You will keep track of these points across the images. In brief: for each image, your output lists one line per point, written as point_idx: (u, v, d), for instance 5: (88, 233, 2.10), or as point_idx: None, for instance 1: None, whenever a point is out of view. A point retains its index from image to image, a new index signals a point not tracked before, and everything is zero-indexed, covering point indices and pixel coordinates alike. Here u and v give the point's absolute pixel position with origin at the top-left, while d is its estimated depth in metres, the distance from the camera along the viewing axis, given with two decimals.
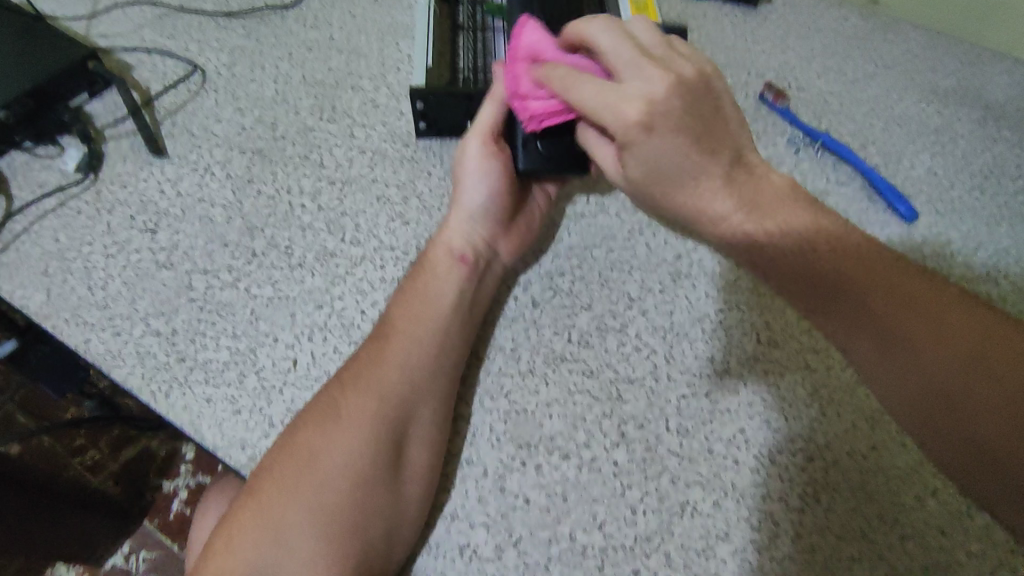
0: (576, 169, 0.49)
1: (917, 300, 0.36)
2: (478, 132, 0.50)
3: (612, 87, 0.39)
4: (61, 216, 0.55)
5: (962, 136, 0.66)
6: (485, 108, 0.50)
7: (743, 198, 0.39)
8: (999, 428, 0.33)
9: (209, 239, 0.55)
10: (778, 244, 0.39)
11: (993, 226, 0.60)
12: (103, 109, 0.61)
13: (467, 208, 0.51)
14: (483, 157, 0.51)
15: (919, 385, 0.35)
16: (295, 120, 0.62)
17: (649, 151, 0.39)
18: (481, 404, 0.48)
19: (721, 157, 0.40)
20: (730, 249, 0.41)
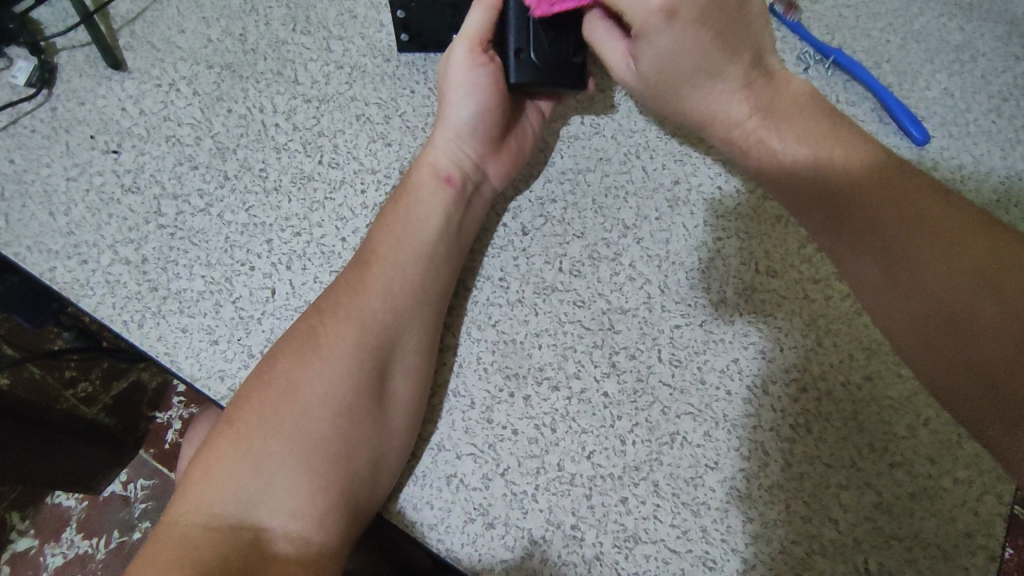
0: (572, 85, 0.46)
1: (925, 214, 0.36)
2: (465, 39, 0.46)
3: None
4: (16, 136, 0.51)
5: (983, 54, 0.61)
6: (473, 14, 0.46)
7: (757, 106, 0.43)
8: (1009, 351, 0.31)
9: (177, 162, 0.51)
10: (798, 164, 0.41)
11: (1007, 152, 0.57)
12: (52, 16, 0.55)
13: (454, 125, 0.48)
14: (471, 68, 0.46)
15: (925, 305, 0.34)
16: (266, 31, 0.57)
17: (664, 48, 0.41)
18: (468, 334, 0.46)
19: (741, 57, 0.41)
20: (749, 158, 0.45)
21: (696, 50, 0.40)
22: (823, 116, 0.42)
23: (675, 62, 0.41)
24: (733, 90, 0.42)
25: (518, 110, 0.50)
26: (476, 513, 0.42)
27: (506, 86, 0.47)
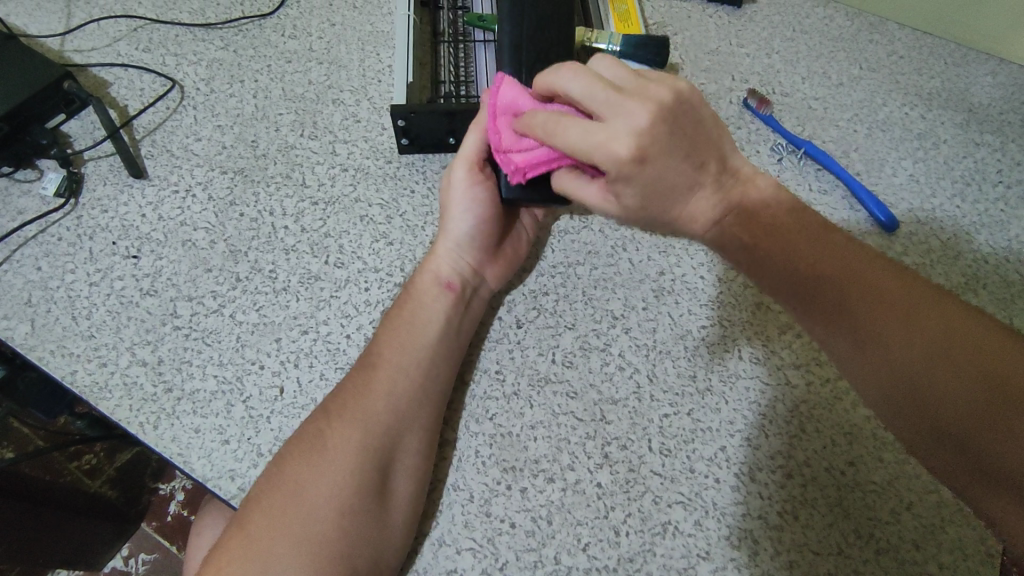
0: (560, 201, 0.49)
1: (886, 298, 0.37)
2: (465, 160, 0.50)
3: (597, 127, 0.39)
4: (43, 243, 0.55)
5: (944, 142, 0.66)
6: (469, 136, 0.49)
7: (727, 202, 0.42)
8: (976, 417, 0.33)
9: (193, 264, 0.55)
10: (765, 245, 0.41)
11: (973, 234, 0.61)
12: (81, 130, 0.61)
13: (455, 235, 0.51)
14: (471, 186, 0.50)
15: (891, 377, 0.36)
16: (276, 137, 0.62)
17: (643, 179, 0.39)
18: (467, 428, 0.48)
19: (707, 171, 0.41)
20: (716, 240, 0.43)
21: (672, 170, 0.39)
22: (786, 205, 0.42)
23: (653, 196, 0.40)
24: (709, 192, 0.41)
25: (514, 217, 0.54)
26: None
27: (502, 200, 0.51)
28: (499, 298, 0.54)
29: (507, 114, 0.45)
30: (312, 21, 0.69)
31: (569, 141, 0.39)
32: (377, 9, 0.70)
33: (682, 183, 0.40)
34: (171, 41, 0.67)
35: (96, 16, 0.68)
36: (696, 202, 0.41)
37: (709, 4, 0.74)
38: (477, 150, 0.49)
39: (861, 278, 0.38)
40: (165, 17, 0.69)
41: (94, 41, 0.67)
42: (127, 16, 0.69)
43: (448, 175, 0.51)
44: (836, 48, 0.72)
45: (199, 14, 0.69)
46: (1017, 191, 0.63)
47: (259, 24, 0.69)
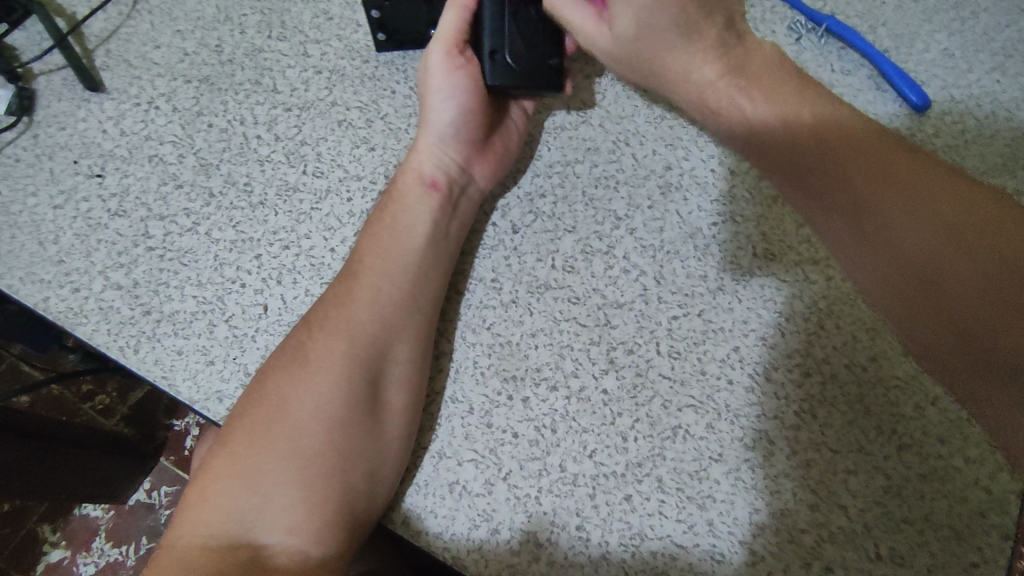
0: (549, 85, 0.45)
1: (901, 181, 0.33)
2: (441, 41, 0.45)
3: None
4: (1, 166, 0.51)
5: (986, 9, 0.59)
6: (446, 14, 0.45)
7: (730, 63, 0.37)
8: (982, 297, 0.29)
9: (162, 181, 0.51)
10: (772, 121, 0.37)
11: (1013, 111, 0.55)
12: (28, 41, 0.56)
13: (436, 129, 0.47)
14: (451, 71, 0.46)
15: (898, 267, 0.32)
16: (242, 40, 0.56)
17: None
18: (464, 338, 0.46)
19: (708, 27, 0.37)
20: (715, 114, 0.39)
21: None
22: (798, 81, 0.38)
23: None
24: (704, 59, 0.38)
25: (502, 109, 0.50)
26: (481, 520, 0.42)
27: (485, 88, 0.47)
28: (489, 201, 0.50)
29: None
30: None
31: None
32: None
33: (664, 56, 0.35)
34: None
35: None
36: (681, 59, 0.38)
37: None
38: (455, 31, 0.45)
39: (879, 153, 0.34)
40: None
41: None
42: None
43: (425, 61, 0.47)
44: None
45: None
46: None
47: None
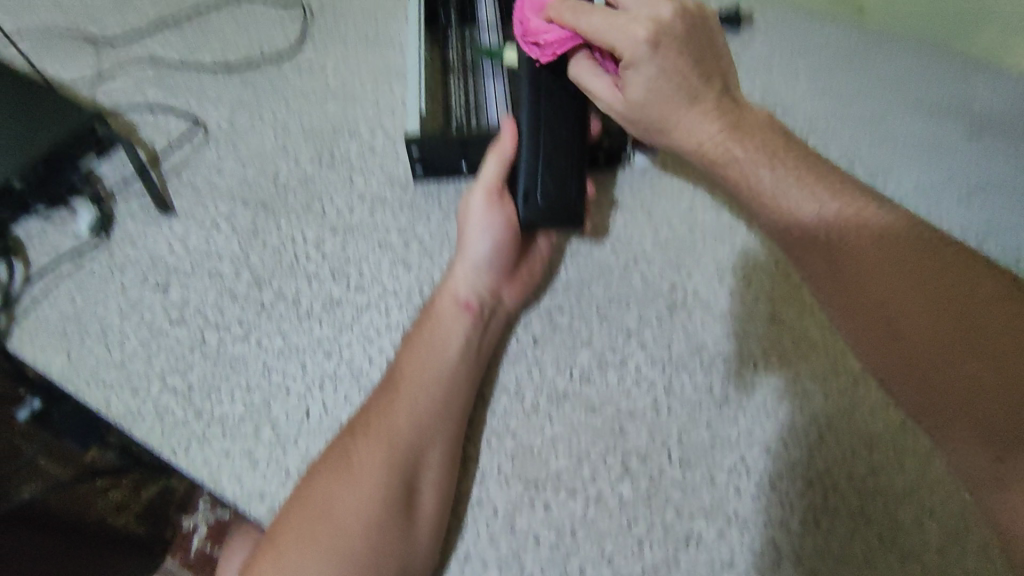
0: (573, 222, 0.52)
1: (928, 297, 0.37)
2: (483, 187, 0.52)
3: (618, 15, 0.46)
4: (77, 278, 0.58)
5: (949, 151, 0.67)
6: (489, 164, 0.52)
7: (728, 122, 0.46)
8: (1000, 401, 0.34)
9: (220, 293, 0.57)
10: (807, 229, 0.42)
11: (980, 241, 0.62)
12: (112, 170, 0.64)
13: (472, 257, 0.53)
14: (489, 210, 0.53)
15: (928, 375, 0.36)
16: (296, 170, 0.65)
17: (657, 60, 0.45)
18: (489, 444, 0.49)
19: (714, 83, 0.47)
20: (708, 168, 0.47)
21: (678, 62, 0.45)
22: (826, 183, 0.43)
23: (656, 94, 0.46)
24: (704, 113, 0.46)
25: (530, 239, 0.56)
26: None
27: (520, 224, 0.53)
28: (513, 319, 0.55)
29: (534, 6, 0.49)
30: (327, 58, 0.74)
31: (592, 23, 0.46)
32: (388, 45, 0.75)
33: (676, 113, 0.46)
34: (194, 82, 0.72)
35: (125, 64, 0.74)
36: (689, 120, 0.46)
37: None
38: (496, 176, 0.52)
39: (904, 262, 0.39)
40: (188, 60, 0.75)
41: (121, 85, 0.72)
42: (152, 63, 0.74)
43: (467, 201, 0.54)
44: (837, 62, 0.74)
45: (220, 57, 0.75)
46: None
47: (278, 64, 0.74)
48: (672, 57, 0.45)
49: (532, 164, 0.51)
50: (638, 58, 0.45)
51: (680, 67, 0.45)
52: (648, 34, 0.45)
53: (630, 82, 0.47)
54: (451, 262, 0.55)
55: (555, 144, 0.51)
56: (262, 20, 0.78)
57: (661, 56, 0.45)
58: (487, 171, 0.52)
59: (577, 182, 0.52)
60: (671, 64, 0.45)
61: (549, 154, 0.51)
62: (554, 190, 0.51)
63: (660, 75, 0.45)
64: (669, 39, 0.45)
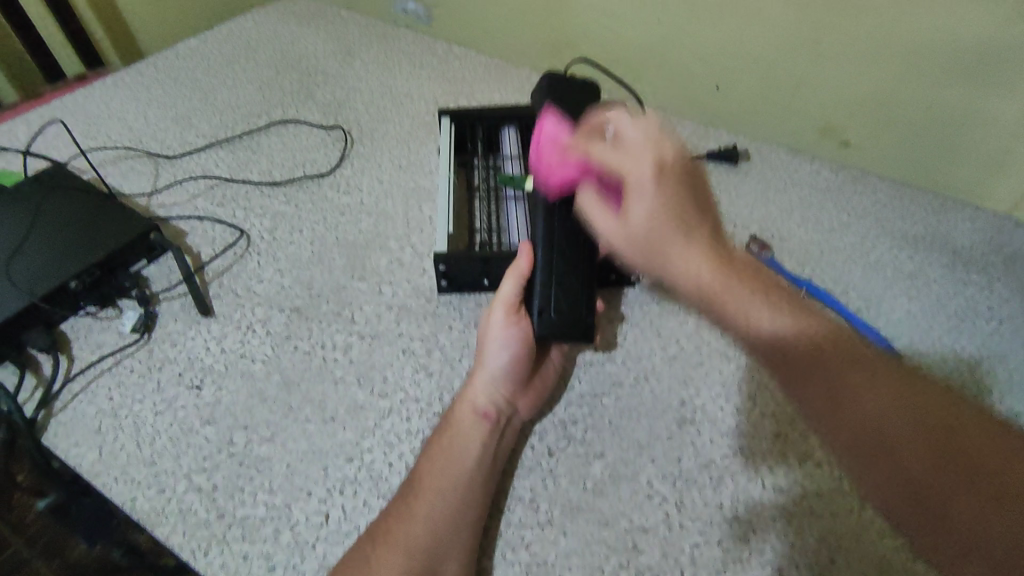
0: (584, 337, 0.56)
1: (898, 398, 0.35)
2: (501, 305, 0.57)
3: (625, 154, 0.46)
4: (116, 375, 0.61)
5: (934, 281, 0.72)
6: (506, 284, 0.57)
7: (716, 259, 0.41)
8: (978, 507, 0.31)
9: (250, 395, 0.60)
10: (760, 329, 0.40)
11: (974, 365, 0.65)
12: (158, 273, 0.69)
13: (490, 369, 0.56)
14: (506, 326, 0.56)
15: (904, 483, 0.34)
16: (329, 279, 0.70)
17: (657, 195, 0.43)
18: (504, 556, 0.50)
19: (707, 226, 0.43)
20: (696, 304, 0.42)
21: (679, 198, 0.43)
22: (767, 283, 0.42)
23: (654, 219, 0.43)
24: (699, 245, 0.42)
25: (543, 352, 0.60)
26: None
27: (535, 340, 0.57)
28: (528, 427, 0.57)
29: (551, 148, 0.56)
30: (364, 179, 0.82)
31: (598, 153, 0.48)
32: (420, 170, 0.83)
33: (672, 241, 0.42)
34: (242, 196, 0.79)
35: (180, 178, 0.82)
36: (688, 246, 0.42)
37: (709, 161, 0.88)
38: (513, 294, 0.57)
39: (858, 357, 0.37)
40: (237, 176, 0.82)
41: (176, 197, 0.79)
42: (205, 177, 0.82)
43: (486, 316, 0.58)
44: (824, 199, 0.83)
45: (266, 174, 0.82)
46: (1009, 326, 0.68)
47: (319, 182, 0.82)
48: (671, 192, 0.43)
49: (545, 287, 0.57)
50: (643, 174, 0.44)
51: (675, 199, 0.43)
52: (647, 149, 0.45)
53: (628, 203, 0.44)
54: (469, 373, 0.58)
55: (565, 270, 0.57)
56: (306, 146, 0.87)
57: (664, 192, 0.43)
58: (505, 290, 0.57)
59: (586, 299, 0.57)
60: (667, 187, 0.43)
61: (561, 279, 0.57)
62: (565, 309, 0.56)
63: (656, 204, 0.43)
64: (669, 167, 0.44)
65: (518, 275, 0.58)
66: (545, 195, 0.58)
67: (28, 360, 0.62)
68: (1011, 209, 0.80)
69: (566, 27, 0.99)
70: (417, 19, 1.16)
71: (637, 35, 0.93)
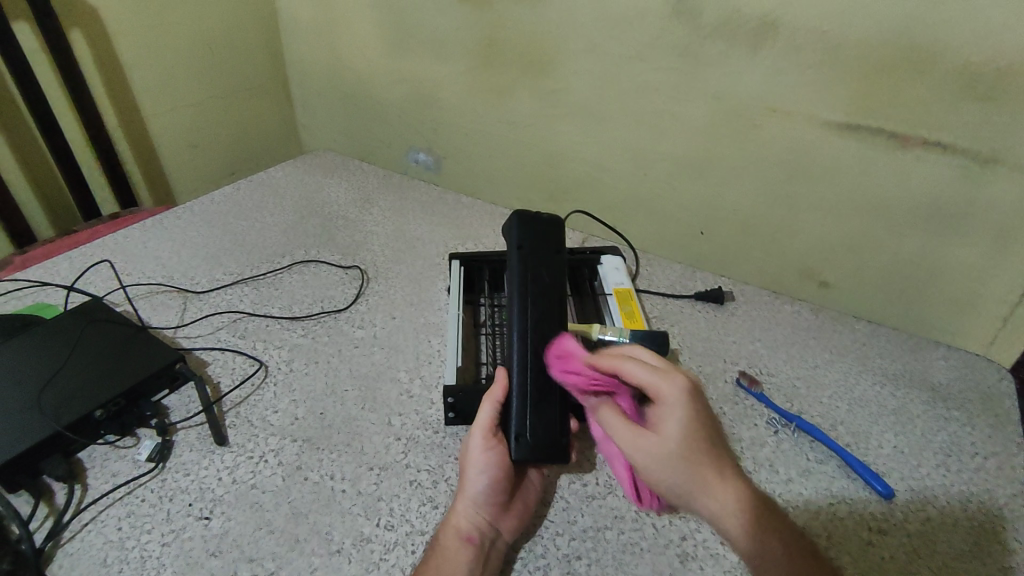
0: (560, 458, 0.59)
1: None
2: (479, 430, 0.60)
3: (660, 374, 0.53)
4: (127, 504, 0.62)
5: (918, 416, 0.76)
6: (483, 410, 0.60)
7: (743, 498, 0.49)
8: None
9: (258, 526, 0.60)
10: (784, 552, 0.47)
11: (965, 500, 0.66)
12: (179, 403, 0.73)
13: (471, 494, 0.58)
14: (484, 450, 0.59)
15: None
16: (341, 409, 0.73)
17: (691, 428, 0.50)
18: None
19: (727, 471, 0.50)
20: (727, 536, 0.48)
21: (703, 427, 0.51)
22: (788, 525, 0.49)
23: (692, 439, 0.50)
24: (721, 483, 0.49)
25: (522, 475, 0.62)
26: None
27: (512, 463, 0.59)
28: (516, 550, 0.59)
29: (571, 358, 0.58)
30: (378, 314, 0.89)
31: (637, 373, 0.53)
32: (429, 307, 0.90)
33: (698, 475, 0.49)
34: (263, 329, 0.85)
35: (206, 312, 0.88)
36: (714, 479, 0.49)
37: (697, 300, 0.96)
38: (490, 418, 0.60)
39: None
40: (259, 311, 0.89)
41: (201, 329, 0.84)
42: (231, 312, 0.88)
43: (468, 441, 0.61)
44: (805, 337, 0.89)
45: (287, 309, 0.89)
46: (995, 462, 0.71)
47: (335, 317, 0.88)
48: (699, 420, 0.51)
49: (521, 409, 0.59)
50: (667, 388, 0.52)
51: (705, 432, 0.51)
52: (679, 405, 0.51)
53: (651, 380, 0.53)
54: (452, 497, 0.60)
55: (539, 394, 0.59)
56: (326, 283, 0.95)
57: (687, 387, 0.52)
58: (484, 412, 0.61)
59: (561, 422, 0.60)
60: (696, 417, 0.51)
61: (534, 404, 0.59)
62: (540, 429, 0.59)
63: (688, 426, 0.50)
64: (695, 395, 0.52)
65: (493, 398, 0.61)
66: (522, 321, 0.61)
67: (43, 489, 0.63)
68: (985, 347, 0.86)
69: (564, 180, 1.12)
70: (430, 170, 1.30)
71: (627, 188, 1.05)
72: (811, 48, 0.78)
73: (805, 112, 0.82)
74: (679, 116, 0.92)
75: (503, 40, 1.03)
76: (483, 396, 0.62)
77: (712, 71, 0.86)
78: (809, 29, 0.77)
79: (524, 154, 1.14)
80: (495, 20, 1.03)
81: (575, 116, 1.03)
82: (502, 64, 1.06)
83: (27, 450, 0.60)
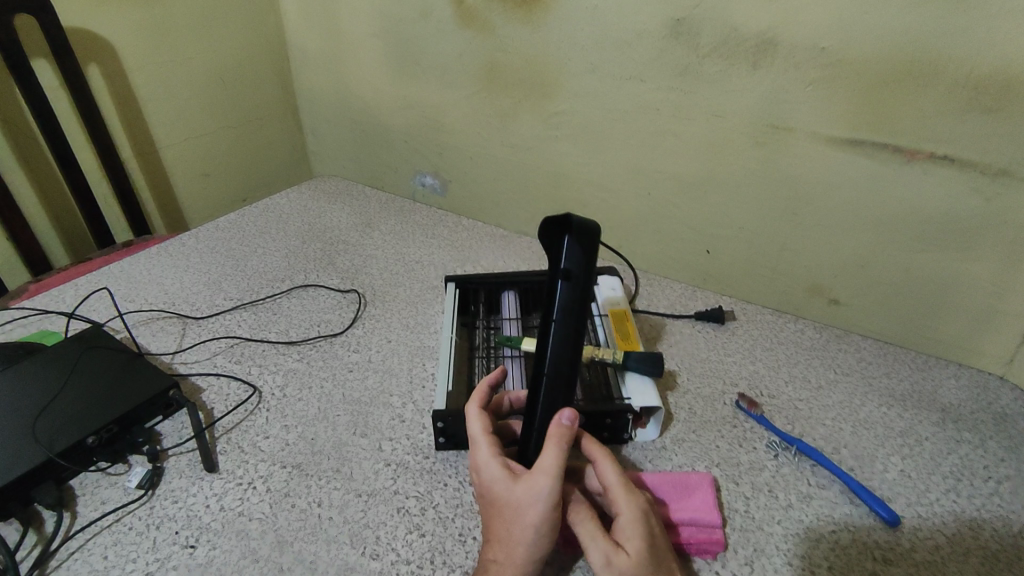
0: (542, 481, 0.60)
1: None
2: (552, 477, 0.53)
3: (624, 487, 0.56)
4: (114, 532, 0.62)
5: (926, 438, 0.73)
6: (555, 454, 0.54)
7: None
8: None
9: (242, 554, 0.60)
10: None
11: (976, 528, 0.63)
12: (172, 429, 0.73)
13: (524, 543, 0.53)
14: (550, 502, 0.53)
15: None
16: (332, 435, 0.73)
17: (652, 538, 0.54)
18: None
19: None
20: None
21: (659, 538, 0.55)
22: None
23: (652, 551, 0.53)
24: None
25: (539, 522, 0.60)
26: None
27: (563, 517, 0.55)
28: None
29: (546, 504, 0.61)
30: (373, 338, 0.89)
31: (610, 480, 0.56)
32: (425, 331, 0.90)
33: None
34: (259, 354, 0.85)
35: (204, 337, 0.88)
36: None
37: (698, 319, 0.94)
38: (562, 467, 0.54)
39: None
40: (256, 336, 0.89)
41: (198, 355, 0.85)
42: (227, 337, 0.88)
43: (523, 489, 0.54)
44: (809, 357, 0.87)
45: (284, 333, 0.89)
46: (1008, 487, 0.67)
47: (330, 341, 0.88)
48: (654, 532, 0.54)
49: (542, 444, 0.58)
50: (627, 503, 0.55)
51: (663, 550, 0.54)
52: (638, 526, 0.54)
53: (618, 499, 0.55)
54: (492, 542, 0.55)
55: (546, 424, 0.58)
56: (323, 307, 0.95)
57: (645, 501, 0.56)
58: (550, 465, 0.54)
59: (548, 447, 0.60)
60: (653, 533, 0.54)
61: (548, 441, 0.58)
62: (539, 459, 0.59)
63: (651, 545, 0.53)
64: (650, 513, 0.55)
65: (560, 449, 0.54)
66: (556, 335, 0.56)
67: (33, 517, 0.63)
68: (1002, 366, 0.83)
69: (567, 200, 1.12)
70: (436, 194, 1.31)
71: (629, 208, 1.05)
72: (811, 64, 0.77)
73: (807, 128, 0.81)
74: (679, 135, 0.92)
75: (506, 65, 1.04)
76: (553, 436, 0.55)
77: (712, 89, 0.86)
78: (809, 46, 0.76)
79: (526, 176, 1.14)
80: (497, 45, 1.04)
81: (577, 137, 1.03)
82: (505, 88, 1.07)
83: (19, 477, 0.61)
